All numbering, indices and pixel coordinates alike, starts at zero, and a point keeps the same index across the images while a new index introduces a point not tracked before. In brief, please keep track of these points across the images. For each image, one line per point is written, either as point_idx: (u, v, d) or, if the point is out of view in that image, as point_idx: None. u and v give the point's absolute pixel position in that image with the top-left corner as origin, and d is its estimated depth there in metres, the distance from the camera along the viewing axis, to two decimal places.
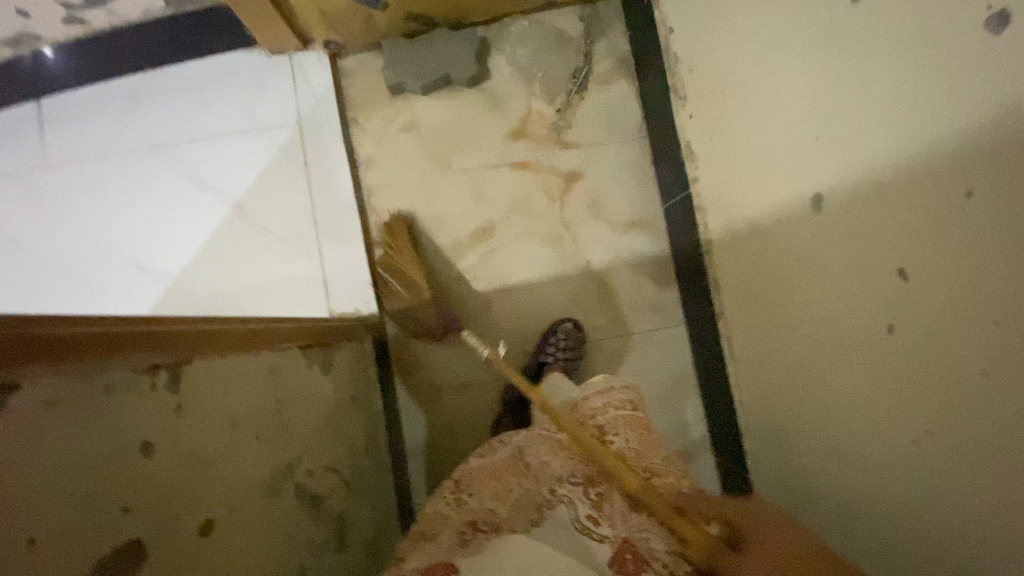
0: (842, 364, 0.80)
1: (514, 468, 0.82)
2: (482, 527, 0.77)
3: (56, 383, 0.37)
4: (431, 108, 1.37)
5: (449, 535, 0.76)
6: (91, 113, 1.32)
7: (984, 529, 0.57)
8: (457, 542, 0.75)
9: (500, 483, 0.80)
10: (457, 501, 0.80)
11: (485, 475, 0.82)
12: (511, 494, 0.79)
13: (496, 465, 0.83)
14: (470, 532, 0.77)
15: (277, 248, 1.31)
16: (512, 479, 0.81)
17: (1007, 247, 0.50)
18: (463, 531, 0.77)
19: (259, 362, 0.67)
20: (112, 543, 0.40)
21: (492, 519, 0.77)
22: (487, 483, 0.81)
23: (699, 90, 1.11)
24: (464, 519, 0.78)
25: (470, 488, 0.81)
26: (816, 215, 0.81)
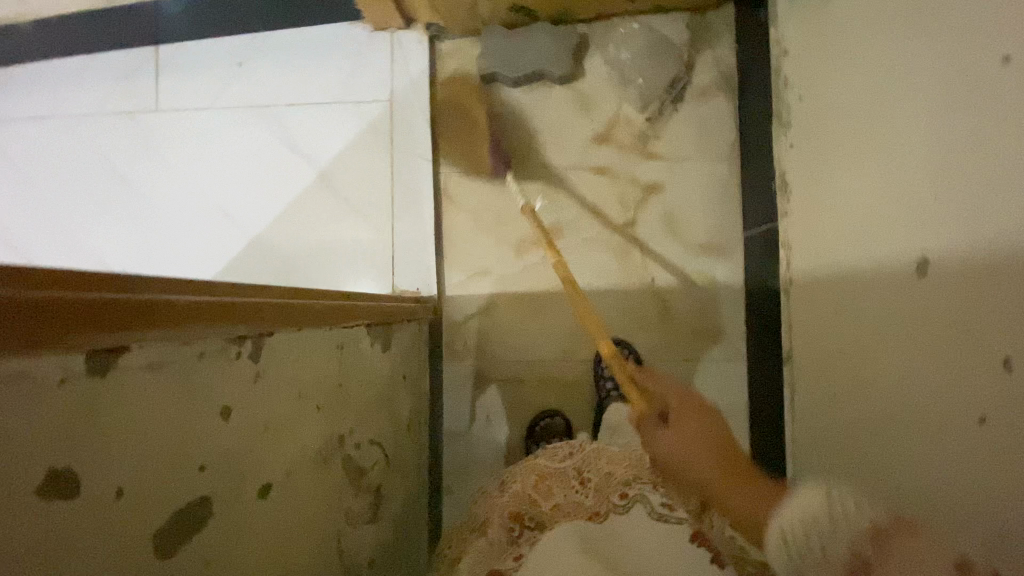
0: (917, 441, 0.75)
1: (562, 476, 0.81)
2: (528, 523, 0.78)
3: (156, 348, 0.39)
4: (520, 101, 1.36)
5: (498, 530, 0.79)
6: (203, 65, 1.39)
7: None
8: (507, 537, 0.78)
9: (545, 487, 0.80)
10: (502, 497, 0.83)
11: (530, 475, 0.83)
12: (558, 497, 0.79)
13: (543, 466, 0.83)
14: (518, 528, 0.78)
15: (353, 218, 1.36)
16: (563, 484, 0.80)
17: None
18: (510, 527, 0.79)
19: (330, 337, 0.70)
20: (185, 500, 0.42)
21: (537, 517, 0.78)
22: (531, 482, 0.82)
23: (806, 120, 1.05)
24: (509, 514, 0.80)
25: (515, 484, 0.83)
26: (918, 279, 0.75)
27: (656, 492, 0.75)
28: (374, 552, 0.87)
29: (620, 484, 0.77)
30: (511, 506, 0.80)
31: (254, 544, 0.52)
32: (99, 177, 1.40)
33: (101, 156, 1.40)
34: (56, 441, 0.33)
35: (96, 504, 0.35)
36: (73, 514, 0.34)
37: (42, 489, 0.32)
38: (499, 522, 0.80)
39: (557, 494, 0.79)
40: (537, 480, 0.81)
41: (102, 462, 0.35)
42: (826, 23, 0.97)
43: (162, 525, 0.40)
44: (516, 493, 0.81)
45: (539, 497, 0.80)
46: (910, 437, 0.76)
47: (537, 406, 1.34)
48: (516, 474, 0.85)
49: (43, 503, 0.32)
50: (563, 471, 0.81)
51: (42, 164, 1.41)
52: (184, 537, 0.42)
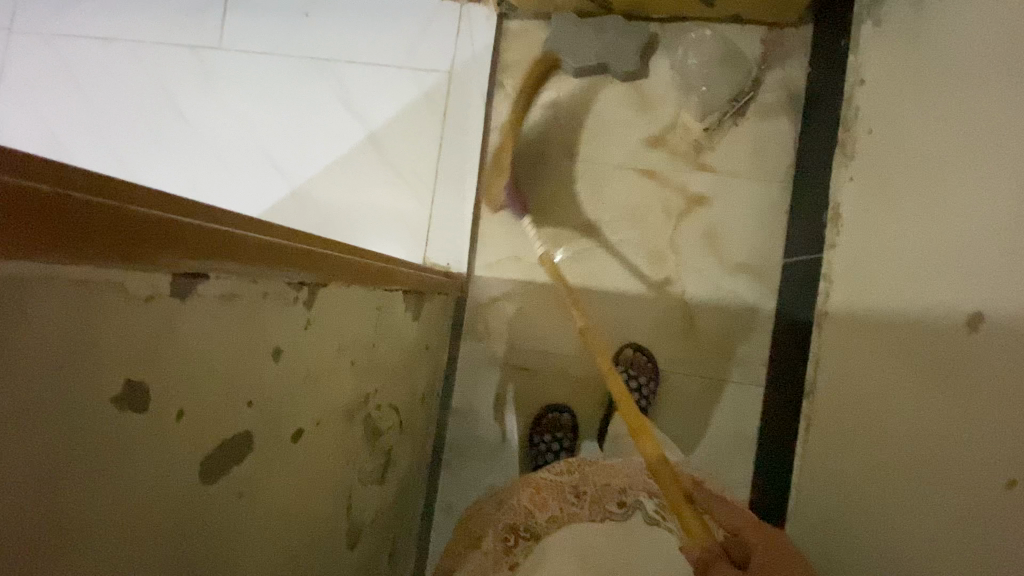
0: (936, 492, 0.74)
1: (557, 486, 0.77)
2: (523, 533, 0.75)
3: (229, 281, 0.40)
4: (578, 91, 1.35)
5: (493, 539, 0.76)
6: (271, 9, 1.40)
7: None
8: (501, 550, 0.75)
9: (542, 499, 0.77)
10: (495, 509, 0.79)
11: (525, 486, 0.78)
12: (550, 510, 0.76)
13: (540, 477, 0.78)
14: (513, 539, 0.75)
15: (396, 184, 1.36)
16: (554, 499, 0.77)
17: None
18: (505, 537, 0.75)
19: (371, 295, 0.71)
20: (232, 433, 0.43)
21: (532, 527, 0.76)
22: (525, 493, 0.78)
23: (871, 154, 1.02)
24: (505, 525, 0.76)
25: (509, 497, 0.79)
26: (968, 333, 0.73)
27: (650, 499, 0.77)
28: (376, 513, 0.88)
29: (615, 492, 0.77)
30: (506, 517, 0.77)
31: (280, 486, 0.53)
32: (154, 105, 1.41)
33: (160, 85, 1.41)
34: (135, 355, 0.33)
35: (157, 422, 0.36)
36: (140, 431, 0.34)
37: (118, 400, 0.33)
38: (494, 532, 0.76)
39: (554, 506, 0.76)
40: (533, 489, 0.78)
41: (168, 383, 0.36)
42: (909, 57, 0.95)
43: (210, 455, 0.41)
44: (512, 503, 0.78)
45: (535, 507, 0.77)
46: (927, 490, 0.75)
47: (546, 398, 1.35)
48: (508, 485, 0.81)
49: (116, 413, 0.33)
50: (560, 482, 0.78)
51: (103, 86, 1.42)
52: (224, 468, 0.43)
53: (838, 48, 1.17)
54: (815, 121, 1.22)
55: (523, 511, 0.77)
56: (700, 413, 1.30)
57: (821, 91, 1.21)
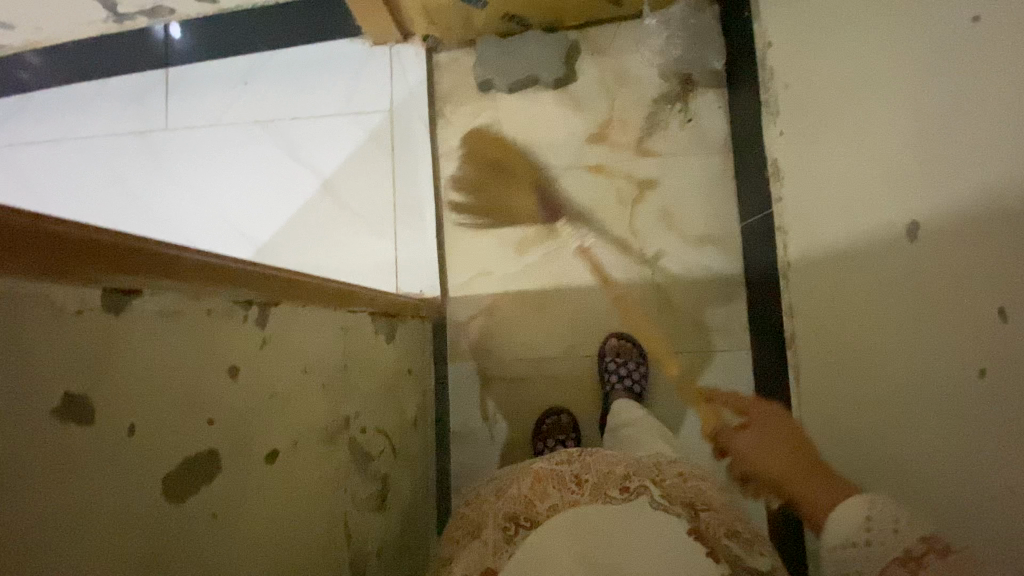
0: (918, 404, 0.75)
1: (558, 476, 0.77)
2: (523, 522, 0.73)
3: (166, 297, 0.42)
4: (515, 106, 1.40)
5: (494, 531, 0.75)
6: (211, 84, 1.45)
7: None
8: (502, 538, 0.73)
9: (541, 488, 0.76)
10: (499, 501, 0.79)
11: (526, 478, 0.79)
12: (550, 499, 0.74)
13: (541, 467, 0.80)
14: (513, 528, 0.74)
15: (358, 225, 1.39)
16: (552, 489, 0.75)
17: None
18: (505, 526, 0.74)
19: (334, 316, 0.72)
20: (194, 452, 0.43)
21: (532, 517, 0.73)
22: (527, 483, 0.78)
23: (792, 106, 1.08)
24: (505, 515, 0.76)
25: (512, 489, 0.79)
26: (910, 242, 0.76)
27: (655, 486, 0.75)
28: (383, 542, 0.86)
29: (618, 479, 0.76)
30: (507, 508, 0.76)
31: (261, 510, 0.53)
32: (111, 193, 1.44)
33: (113, 174, 1.45)
34: (74, 367, 0.34)
35: (108, 435, 0.36)
36: (86, 444, 0.35)
37: (61, 411, 0.33)
38: (495, 523, 0.76)
39: (553, 495, 0.75)
40: (534, 480, 0.78)
41: (113, 396, 0.37)
42: (805, 11, 1.02)
43: (172, 471, 0.41)
44: (513, 496, 0.78)
45: (536, 498, 0.75)
46: (911, 403, 0.77)
47: (542, 403, 1.35)
48: (513, 480, 0.82)
49: (59, 425, 0.33)
50: (561, 472, 0.78)
51: (59, 186, 1.46)
52: (191, 487, 0.43)
53: (743, 19, 1.25)
54: (740, 90, 1.28)
55: (524, 500, 0.76)
56: (693, 387, 1.32)
57: (738, 61, 1.28)
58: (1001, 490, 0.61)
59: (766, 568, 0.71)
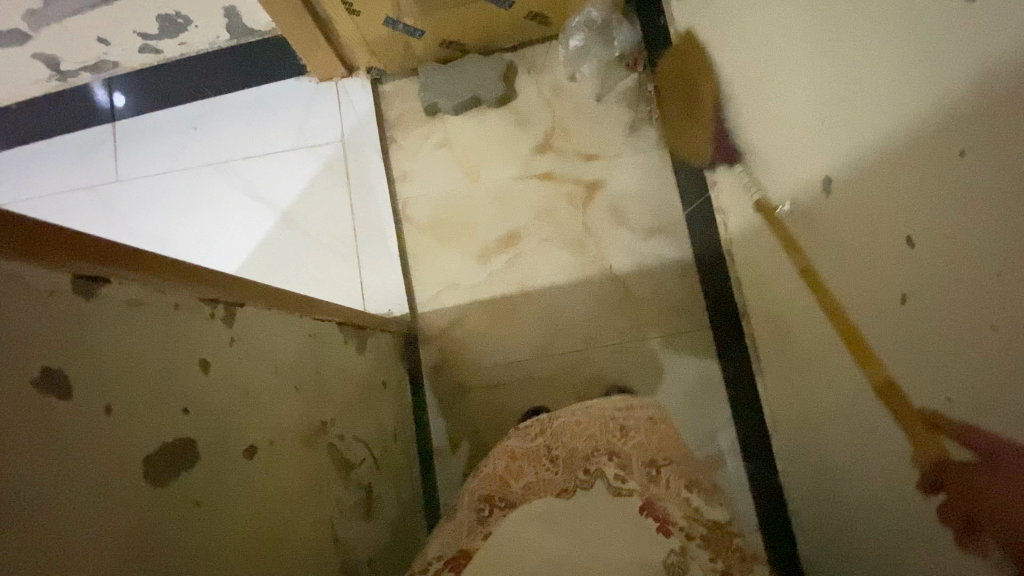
0: (862, 341, 0.82)
1: (531, 454, 0.84)
2: (498, 502, 0.79)
3: (132, 288, 0.43)
4: (463, 125, 1.47)
5: (469, 514, 0.79)
6: (160, 133, 1.47)
7: (1000, 480, 0.58)
8: (476, 519, 0.77)
9: (516, 467, 0.83)
10: (473, 483, 0.84)
11: (500, 457, 0.85)
12: (524, 477, 0.82)
13: (512, 446, 0.86)
14: (487, 508, 0.79)
15: (320, 253, 1.41)
16: (527, 467, 0.83)
17: (992, 206, 0.54)
18: (481, 507, 0.79)
19: (301, 322, 0.74)
20: (171, 438, 0.45)
21: (507, 496, 0.79)
22: (502, 461, 0.84)
23: (714, 96, 1.18)
24: (480, 496, 0.81)
25: (487, 469, 0.85)
26: (828, 196, 0.84)
27: (610, 466, 0.80)
28: (374, 550, 0.86)
29: (581, 459, 0.82)
30: (482, 489, 0.81)
31: (245, 504, 0.54)
32: None
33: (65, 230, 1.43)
34: (50, 344, 0.36)
35: (88, 412, 0.38)
36: (66, 419, 0.36)
37: (41, 386, 0.35)
38: (470, 504, 0.81)
39: (528, 473, 0.82)
40: (509, 459, 0.84)
41: (89, 375, 0.38)
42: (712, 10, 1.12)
43: (152, 455, 0.42)
44: (487, 476, 0.83)
45: (510, 476, 0.82)
46: (857, 342, 0.83)
47: (522, 406, 1.37)
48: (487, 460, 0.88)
49: (39, 398, 0.35)
50: (533, 450, 0.85)
51: None
52: (172, 471, 0.44)
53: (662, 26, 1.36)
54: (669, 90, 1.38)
55: (500, 479, 0.82)
56: (664, 371, 1.36)
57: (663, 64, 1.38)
58: (939, 401, 0.68)
59: (724, 518, 0.77)
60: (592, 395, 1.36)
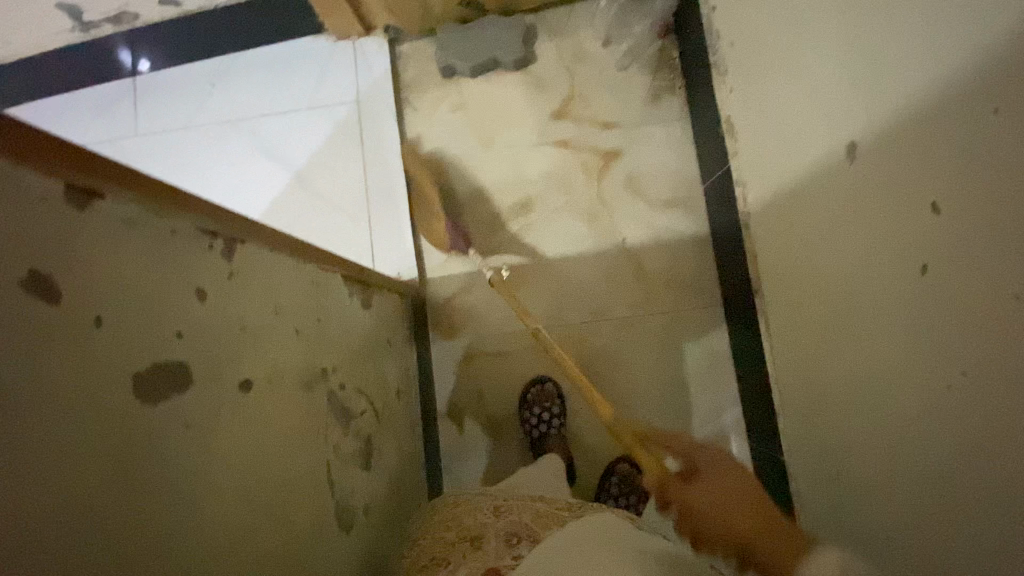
0: (876, 314, 0.79)
1: (559, 514, 0.88)
2: (526, 538, 0.82)
3: (126, 207, 0.43)
4: (479, 89, 1.45)
5: (495, 542, 0.82)
6: (178, 89, 1.47)
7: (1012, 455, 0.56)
8: (505, 546, 0.81)
9: (544, 519, 0.86)
10: (499, 521, 0.86)
11: (528, 510, 0.89)
12: (550, 526, 0.85)
13: (542, 507, 0.90)
14: (514, 542, 0.82)
15: (331, 214, 1.41)
16: (553, 520, 0.86)
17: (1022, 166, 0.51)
18: (509, 538, 0.82)
19: (304, 269, 0.74)
20: (163, 360, 0.45)
21: (536, 534, 0.83)
22: (530, 514, 0.87)
23: (739, 62, 1.13)
24: (506, 533, 0.83)
25: (512, 514, 0.88)
26: (851, 162, 0.80)
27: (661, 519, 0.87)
28: (371, 500, 0.87)
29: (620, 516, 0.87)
30: (511, 527, 0.84)
31: (237, 436, 0.54)
32: None
33: None
34: (40, 248, 0.36)
35: (76, 321, 0.38)
36: (54, 325, 0.36)
37: (29, 287, 0.35)
38: (495, 538, 0.83)
39: (555, 524, 0.85)
40: (538, 514, 0.88)
41: (78, 284, 0.38)
42: None
43: (143, 372, 0.43)
44: (516, 519, 0.86)
45: (536, 525, 0.85)
46: (871, 316, 0.80)
47: (526, 376, 1.37)
48: (512, 506, 0.90)
49: (28, 300, 0.35)
50: (563, 514, 0.89)
51: None
52: (162, 391, 0.45)
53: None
54: (692, 57, 1.33)
55: (527, 523, 0.85)
56: (671, 347, 1.35)
57: (688, 30, 1.33)
58: (953, 376, 0.65)
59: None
60: (597, 367, 1.36)
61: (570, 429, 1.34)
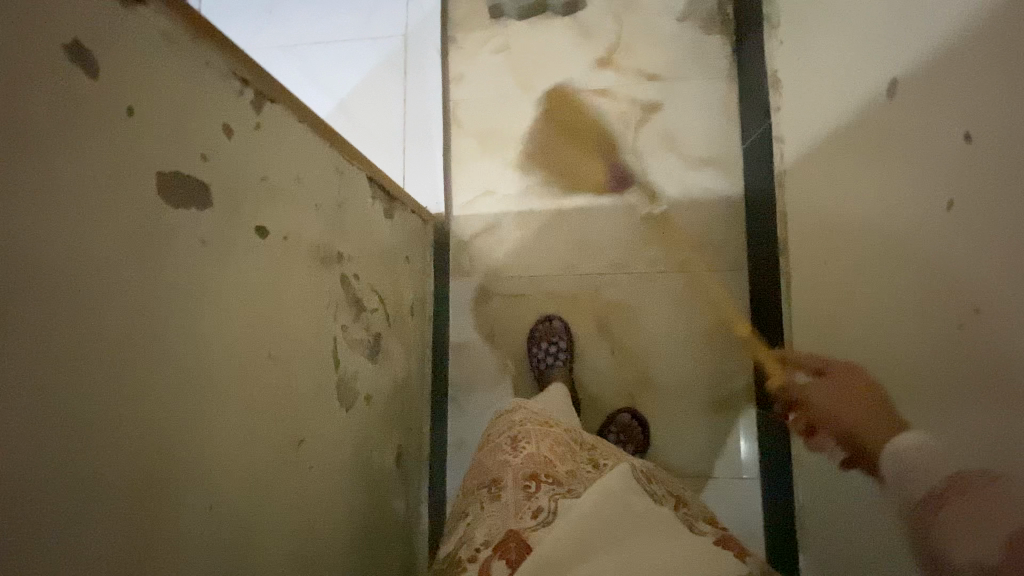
0: (898, 257, 0.76)
1: (573, 454, 0.85)
2: (545, 479, 0.79)
3: (163, 24, 0.48)
4: (526, 33, 1.45)
5: (515, 490, 0.79)
6: (238, 11, 1.54)
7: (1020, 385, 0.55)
8: (523, 497, 0.77)
9: (560, 455, 0.84)
10: (517, 459, 0.84)
11: (544, 441, 0.86)
12: (564, 466, 0.83)
13: (556, 437, 0.88)
14: (533, 486, 0.79)
15: (365, 140, 1.46)
16: (568, 464, 0.84)
17: None
18: (526, 486, 0.79)
19: (331, 154, 0.77)
20: (184, 172, 0.50)
21: (554, 476, 0.80)
22: (545, 449, 0.85)
23: (790, 11, 1.10)
24: (525, 474, 0.81)
25: (530, 445, 0.85)
26: (888, 101, 0.78)
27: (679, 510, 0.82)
28: (373, 392, 0.92)
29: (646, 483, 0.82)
30: (528, 467, 0.82)
31: (246, 272, 0.59)
32: None
33: None
34: (85, 27, 0.41)
35: (109, 104, 0.43)
36: (90, 98, 0.42)
37: (71, 58, 0.40)
38: (515, 482, 0.80)
39: (571, 466, 0.83)
40: (552, 447, 0.85)
41: (113, 73, 0.44)
42: None
43: (163, 173, 0.48)
44: (531, 457, 0.83)
45: (552, 460, 0.83)
46: (890, 263, 0.78)
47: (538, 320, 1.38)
48: (529, 434, 0.88)
49: (68, 68, 0.40)
50: (578, 456, 0.85)
51: None
52: (179, 198, 0.50)
53: None
54: (745, 13, 1.30)
55: (544, 460, 0.83)
56: (687, 306, 1.33)
57: None
58: (966, 312, 0.63)
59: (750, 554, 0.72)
60: (610, 318, 1.36)
61: (577, 377, 1.35)
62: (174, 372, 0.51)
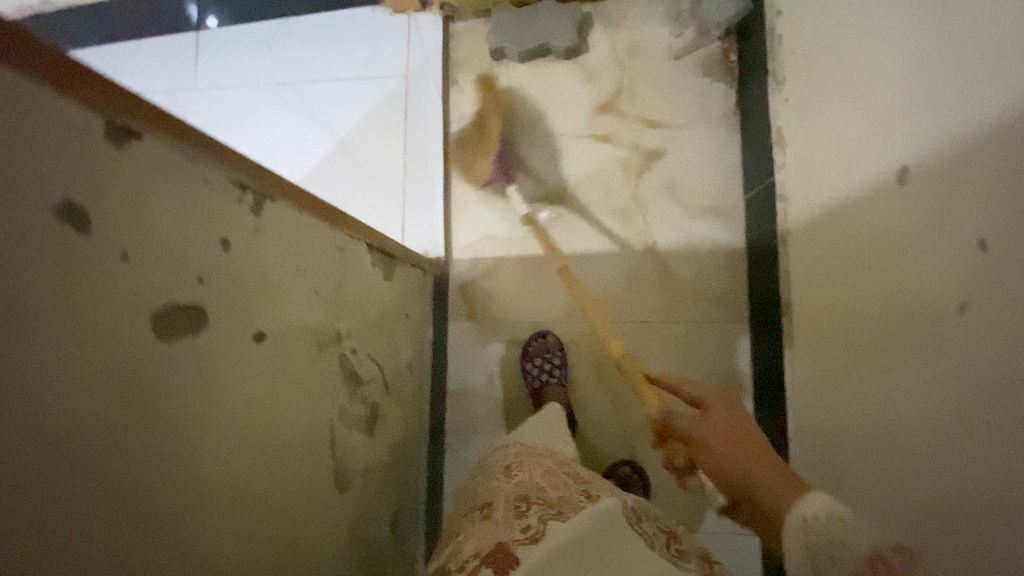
0: (908, 347, 0.75)
1: (567, 481, 0.81)
2: (535, 501, 0.76)
3: (159, 151, 0.46)
4: (527, 75, 1.44)
5: (504, 510, 0.76)
6: (236, 48, 1.52)
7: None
8: (513, 514, 0.74)
9: (553, 480, 0.80)
10: (508, 484, 0.81)
11: (537, 468, 0.83)
12: (558, 491, 0.78)
13: (550, 467, 0.84)
14: (523, 507, 0.75)
15: (365, 181, 1.44)
16: (561, 487, 0.79)
17: None
18: (516, 505, 0.76)
19: (331, 234, 0.75)
20: (181, 300, 0.48)
21: (545, 498, 0.77)
22: (538, 475, 0.81)
23: (796, 72, 1.09)
24: (515, 496, 0.78)
25: (523, 473, 0.82)
26: (900, 185, 0.78)
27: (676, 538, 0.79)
28: (370, 465, 0.90)
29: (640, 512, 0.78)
30: (519, 491, 0.78)
31: (244, 383, 0.57)
32: None
33: None
34: (77, 178, 0.39)
35: (103, 251, 0.41)
36: (84, 251, 0.40)
37: (64, 215, 0.38)
38: (505, 502, 0.77)
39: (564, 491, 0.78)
40: (545, 475, 0.82)
41: (107, 216, 0.42)
42: None
43: (159, 308, 0.46)
44: (523, 482, 0.80)
45: (545, 485, 0.79)
46: (899, 350, 0.77)
47: None
48: (523, 464, 0.85)
49: (60, 225, 0.38)
50: (573, 482, 0.81)
51: None
52: (175, 329, 0.48)
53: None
54: (750, 64, 1.29)
55: (536, 485, 0.79)
56: (688, 358, 1.32)
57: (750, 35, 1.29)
58: (975, 423, 0.62)
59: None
60: (610, 367, 1.34)
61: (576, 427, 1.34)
62: (169, 507, 0.49)
